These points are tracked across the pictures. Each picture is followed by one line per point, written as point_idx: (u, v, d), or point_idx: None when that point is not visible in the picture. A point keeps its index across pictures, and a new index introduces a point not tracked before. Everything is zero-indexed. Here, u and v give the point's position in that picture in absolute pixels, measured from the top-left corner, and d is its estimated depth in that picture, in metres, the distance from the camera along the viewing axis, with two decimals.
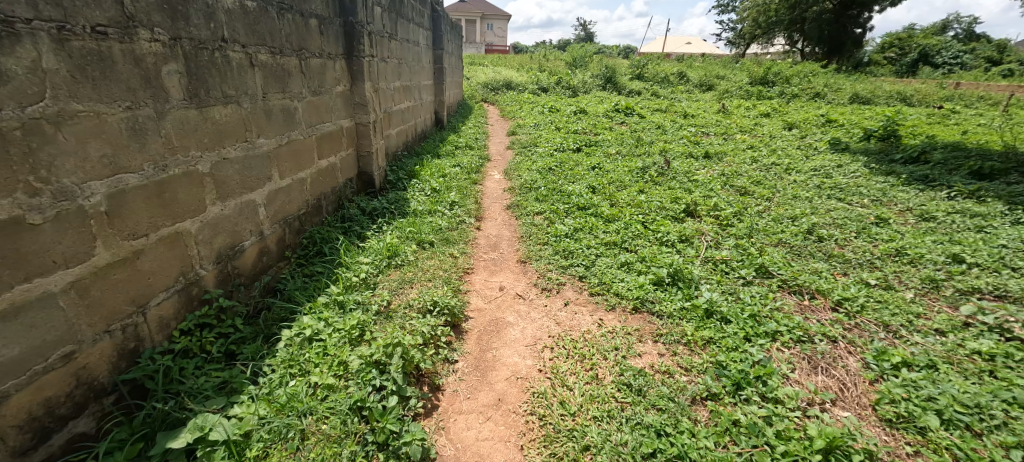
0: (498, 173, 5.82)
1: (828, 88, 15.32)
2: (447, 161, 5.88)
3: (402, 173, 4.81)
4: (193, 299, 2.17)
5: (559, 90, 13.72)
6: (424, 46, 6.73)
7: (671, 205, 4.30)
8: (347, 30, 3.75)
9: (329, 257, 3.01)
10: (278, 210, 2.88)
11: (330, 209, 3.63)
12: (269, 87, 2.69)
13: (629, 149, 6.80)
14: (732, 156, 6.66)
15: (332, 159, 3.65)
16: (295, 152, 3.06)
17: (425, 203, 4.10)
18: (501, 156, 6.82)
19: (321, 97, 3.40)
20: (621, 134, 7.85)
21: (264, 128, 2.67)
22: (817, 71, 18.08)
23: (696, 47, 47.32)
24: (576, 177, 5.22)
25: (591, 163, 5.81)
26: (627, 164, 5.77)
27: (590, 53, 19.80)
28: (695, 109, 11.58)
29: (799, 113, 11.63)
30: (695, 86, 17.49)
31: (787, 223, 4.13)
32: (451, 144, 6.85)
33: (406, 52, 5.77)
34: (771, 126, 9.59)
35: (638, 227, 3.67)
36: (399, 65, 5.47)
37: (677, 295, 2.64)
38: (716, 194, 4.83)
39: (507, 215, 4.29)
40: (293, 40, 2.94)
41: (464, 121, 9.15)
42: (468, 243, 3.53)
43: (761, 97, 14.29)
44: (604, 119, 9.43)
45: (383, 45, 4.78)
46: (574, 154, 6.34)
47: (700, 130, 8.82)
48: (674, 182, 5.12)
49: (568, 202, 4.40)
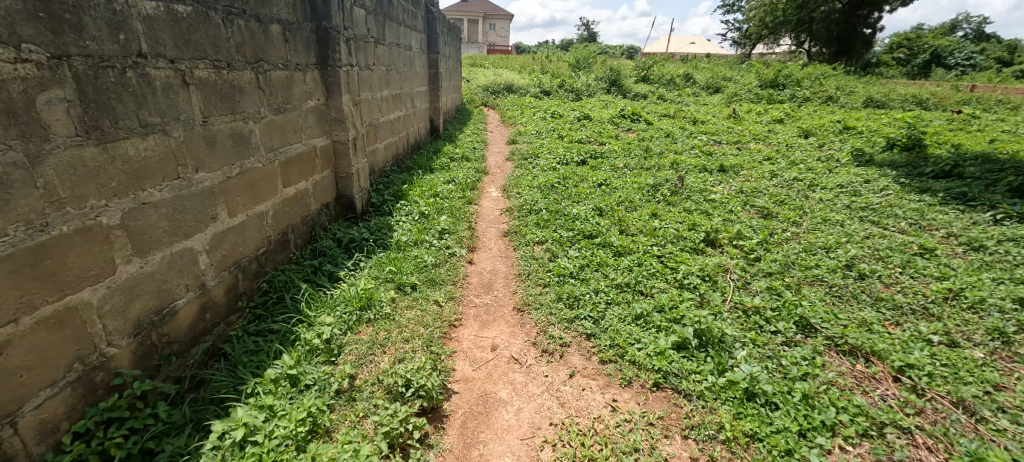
0: (495, 190, 5.33)
1: (840, 91, 14.77)
2: (440, 177, 5.40)
3: (388, 194, 4.34)
4: (97, 387, 1.71)
5: (562, 94, 13.22)
6: (416, 50, 6.26)
7: (688, 233, 3.81)
8: (320, 36, 3.29)
9: (290, 308, 2.54)
10: (227, 255, 2.41)
11: (300, 243, 3.16)
12: (213, 109, 2.23)
13: (638, 162, 6.31)
14: (750, 170, 6.16)
15: (302, 185, 3.19)
16: (251, 183, 2.59)
17: (411, 232, 3.63)
18: (499, 169, 6.33)
19: (286, 115, 2.93)
20: (629, 144, 7.36)
21: (206, 159, 2.20)
22: (828, 72, 17.51)
23: (701, 47, 46.72)
24: (581, 196, 4.74)
25: (598, 178, 5.33)
26: (636, 181, 5.28)
27: (593, 54, 19.29)
28: (704, 114, 11.07)
29: (814, 118, 11.11)
30: (702, 89, 16.96)
31: (821, 255, 3.65)
32: (447, 156, 6.37)
33: (396, 58, 5.30)
34: (786, 134, 9.08)
35: (654, 264, 3.19)
36: (387, 72, 5.00)
37: (708, 366, 2.16)
38: (737, 217, 4.34)
39: (504, 244, 3.81)
40: (247, 51, 2.48)
41: (462, 128, 8.68)
42: (458, 285, 3.05)
43: (772, 100, 13.75)
44: (609, 126, 8.93)
45: (368, 51, 4.31)
46: (578, 168, 5.86)
47: (711, 138, 8.31)
48: (690, 202, 4.64)
49: (572, 228, 3.91)
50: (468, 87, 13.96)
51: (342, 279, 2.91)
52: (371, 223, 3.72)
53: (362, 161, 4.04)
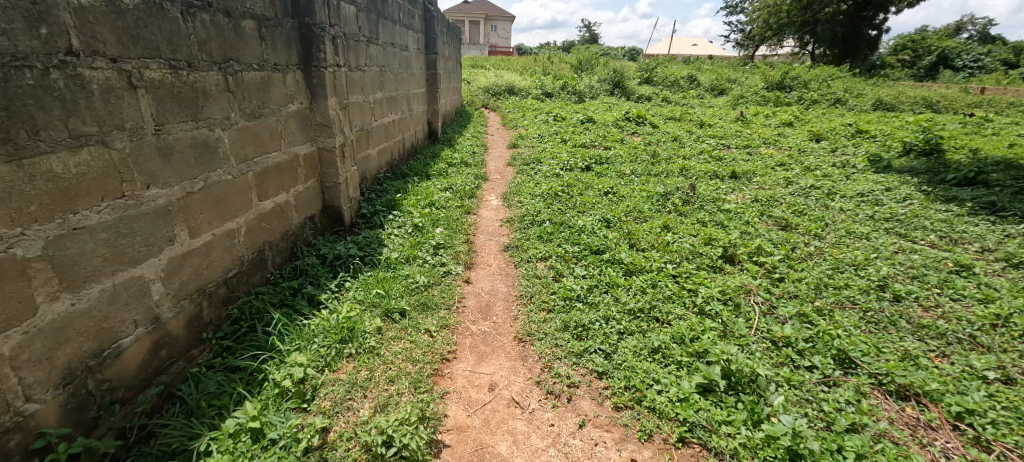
0: (495, 198, 5.03)
1: (848, 93, 14.46)
2: (437, 183, 5.10)
3: (380, 205, 4.05)
4: (12, 453, 1.43)
5: (565, 96, 12.92)
6: (413, 50, 5.97)
7: (704, 247, 3.51)
8: (303, 33, 3.00)
9: (261, 339, 2.25)
10: (189, 281, 2.12)
11: (279, 262, 2.87)
12: (170, 115, 1.95)
13: (645, 168, 6.01)
14: (764, 177, 5.85)
15: (282, 197, 2.90)
16: (219, 198, 2.30)
17: (402, 248, 3.33)
18: (500, 175, 6.03)
19: (262, 120, 2.64)
20: (635, 148, 7.06)
21: (160, 173, 1.91)
22: (835, 74, 17.17)
23: (703, 49, 46.43)
24: (586, 206, 4.44)
25: (603, 186, 5.03)
26: (645, 188, 4.98)
27: (595, 55, 19.00)
28: (711, 117, 10.76)
29: (823, 121, 10.79)
30: (706, 91, 16.66)
31: (850, 274, 3.34)
32: (445, 161, 6.08)
33: (391, 58, 5.01)
34: (797, 137, 8.77)
35: (670, 285, 2.88)
36: (381, 74, 4.71)
37: (741, 415, 1.87)
38: (755, 229, 4.03)
39: (504, 259, 3.50)
40: (214, 49, 2.20)
41: (462, 131, 8.38)
42: (453, 309, 2.75)
43: (779, 103, 13.44)
44: (614, 129, 8.63)
45: (358, 51, 4.01)
46: (583, 174, 5.55)
47: (720, 142, 8.01)
48: (703, 213, 4.33)
49: (578, 242, 3.61)
50: (469, 89, 13.67)
51: (324, 303, 2.61)
52: (360, 237, 3.42)
53: (352, 168, 3.75)
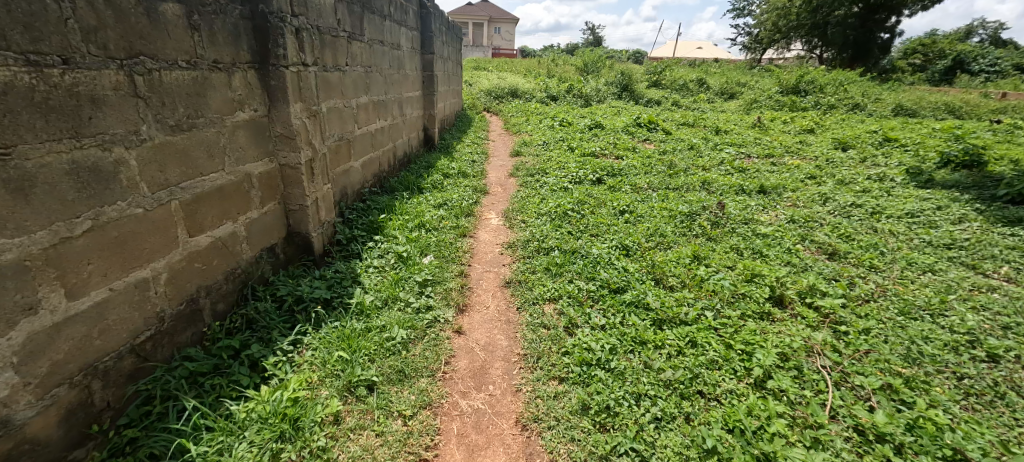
0: (496, 216, 4.43)
1: (867, 98, 13.81)
2: (429, 199, 4.51)
3: (359, 228, 3.45)
4: None
5: (570, 99, 12.34)
6: (407, 49, 5.39)
7: (747, 286, 2.90)
8: (257, 24, 2.41)
9: (173, 434, 1.67)
10: (67, 358, 1.55)
11: (220, 310, 2.29)
12: (26, 132, 1.39)
13: (662, 180, 5.41)
14: (795, 192, 5.24)
15: (227, 229, 2.32)
16: (121, 239, 1.72)
17: (380, 286, 2.73)
18: (502, 188, 5.43)
19: (195, 133, 2.06)
20: (648, 158, 6.46)
21: (8, 215, 1.36)
22: (850, 78, 16.53)
23: (709, 52, 45.86)
24: (600, 228, 3.84)
25: (617, 203, 4.44)
26: (666, 207, 4.38)
27: (601, 57, 18.43)
28: (725, 123, 10.14)
29: (844, 128, 10.17)
30: (717, 95, 16.05)
31: (927, 322, 2.73)
32: (441, 172, 5.49)
33: (379, 58, 4.43)
34: (821, 146, 8.15)
35: (714, 344, 2.28)
36: (366, 75, 4.12)
37: None
38: (801, 260, 3.42)
39: (505, 299, 2.90)
40: (110, 39, 1.62)
41: (462, 137, 7.80)
42: (438, 375, 2.15)
43: (794, 108, 12.82)
44: (624, 136, 8.03)
45: (336, 48, 3.42)
46: (594, 188, 4.94)
47: (740, 151, 7.40)
48: (736, 238, 3.72)
49: (594, 277, 3.01)
50: (470, 92, 13.10)
51: (269, 372, 2.02)
52: (330, 271, 2.84)
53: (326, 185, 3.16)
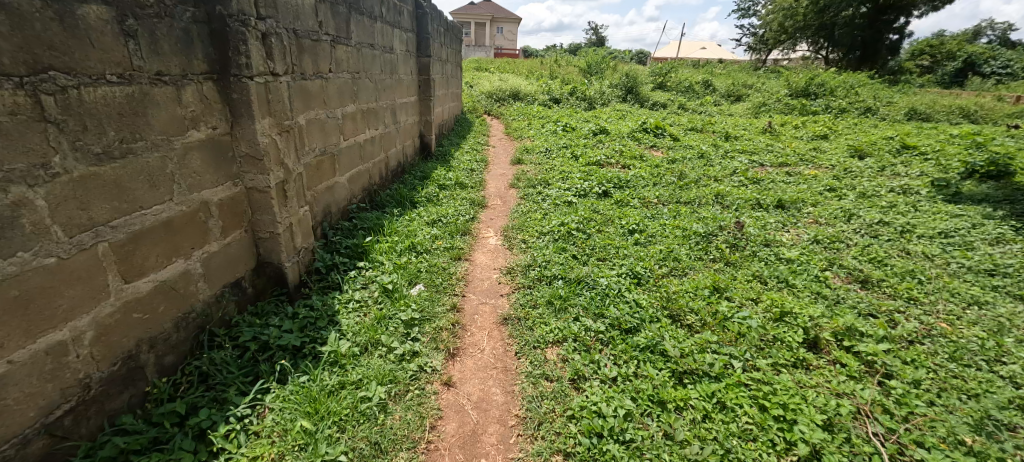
0: (495, 234, 4.09)
1: (878, 102, 13.41)
2: (423, 215, 4.17)
3: (342, 253, 3.13)
4: None
5: (574, 102, 11.98)
6: (401, 52, 5.05)
7: (776, 326, 2.56)
8: (214, 29, 2.08)
9: None
10: None
11: (167, 364, 1.96)
12: None
13: (673, 193, 5.06)
14: (816, 208, 4.88)
15: (177, 267, 2.00)
16: (26, 299, 1.41)
17: (359, 327, 2.40)
18: (501, 200, 5.09)
19: (131, 161, 1.74)
20: (657, 167, 6.11)
21: None
22: (860, 80, 16.12)
23: (713, 53, 45.41)
24: (608, 252, 3.50)
25: (626, 220, 4.10)
26: (679, 225, 4.03)
27: (605, 59, 18.05)
28: (735, 128, 9.77)
29: (858, 134, 9.79)
30: (723, 97, 15.67)
31: (984, 372, 2.38)
32: (437, 183, 5.16)
33: (368, 63, 4.09)
34: (836, 153, 7.78)
35: (747, 408, 1.95)
36: (353, 81, 3.78)
37: None
38: (832, 291, 3.07)
39: (502, 339, 2.56)
40: (2, 51, 1.32)
41: (461, 143, 7.45)
42: (422, 448, 1.83)
43: (805, 111, 12.43)
44: (630, 142, 7.67)
45: (316, 54, 3.09)
46: (600, 203, 4.60)
47: (752, 159, 7.03)
48: (758, 264, 3.38)
49: (602, 313, 2.67)
50: (471, 94, 12.75)
51: (218, 446, 1.70)
52: (304, 309, 2.51)
53: (304, 207, 2.83)
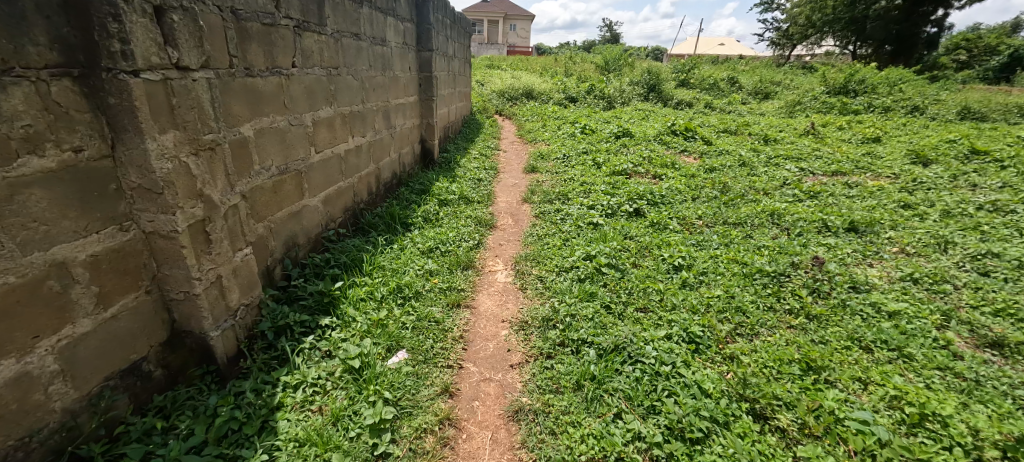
0: (505, 267, 3.32)
1: (925, 100, 12.24)
2: (417, 242, 3.42)
3: (303, 303, 2.39)
4: None
5: (592, 100, 11.13)
6: (396, 45, 4.29)
7: (916, 439, 1.74)
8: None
9: None
10: None
11: None
12: None
13: (718, 212, 4.22)
14: (898, 232, 3.99)
15: (1, 372, 1.28)
16: None
17: (303, 437, 1.66)
18: (513, 218, 4.31)
19: None
20: (693, 178, 5.26)
21: None
22: (902, 75, 14.87)
23: (733, 49, 43.91)
24: (650, 299, 2.70)
25: (668, 251, 3.29)
26: (736, 260, 3.20)
27: (623, 55, 17.12)
28: (772, 130, 8.84)
29: (911, 136, 8.76)
30: (751, 95, 14.65)
31: None
32: (438, 198, 4.40)
33: (352, 56, 3.33)
34: (895, 160, 6.81)
35: None
36: (330, 78, 3.02)
37: None
38: (968, 366, 2.22)
39: (513, 450, 1.78)
40: None
41: (469, 148, 6.69)
42: None
43: (845, 111, 11.37)
44: (658, 147, 6.81)
45: (269, 42, 2.34)
46: (632, 225, 3.79)
47: (801, 167, 6.13)
48: (853, 321, 2.54)
49: (655, 410, 1.87)
50: (482, 93, 11.99)
51: None
52: (231, 401, 1.77)
53: (247, 248, 2.09)
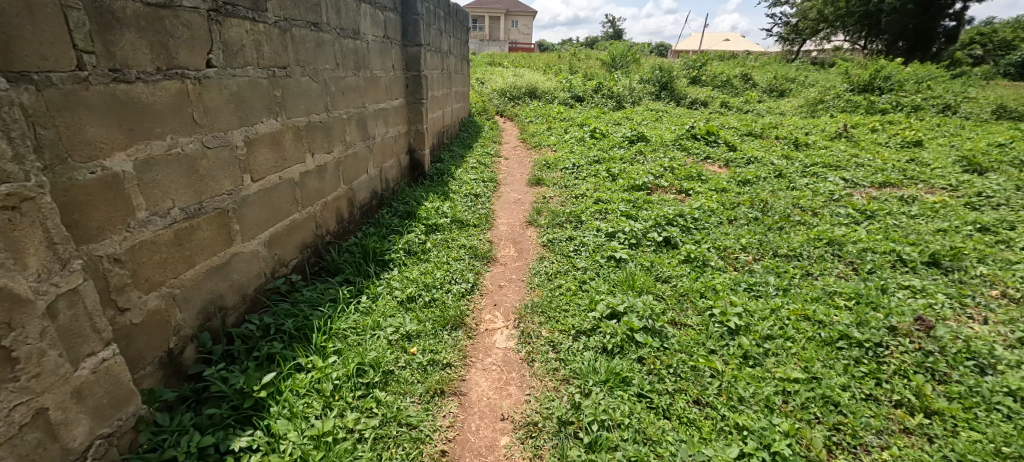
0: (506, 324, 2.57)
1: (957, 98, 11.39)
2: (395, 289, 2.68)
3: (216, 406, 1.66)
4: None
5: (599, 100, 10.36)
6: (373, 38, 3.53)
7: None
8: None
9: None
10: None
11: None
12: None
13: (765, 241, 3.48)
14: (990, 267, 3.22)
15: None
16: None
17: None
18: (515, 248, 3.55)
19: None
20: (726, 194, 4.49)
21: None
22: (927, 70, 13.99)
23: (739, 45, 42.94)
24: (705, 388, 1.95)
25: (718, 302, 2.54)
26: (809, 317, 2.44)
27: (630, 50, 16.30)
28: (799, 132, 8.05)
29: (952, 139, 7.97)
30: (766, 93, 13.84)
31: None
32: (427, 222, 3.66)
33: (309, 52, 2.58)
34: (946, 168, 6.02)
35: None
36: (275, 80, 2.28)
37: None
38: None
39: None
40: None
41: (466, 155, 5.96)
42: None
43: (871, 110, 10.57)
44: (678, 154, 6.06)
45: (160, 31, 1.61)
46: (664, 261, 3.05)
47: (844, 178, 5.36)
48: (995, 426, 1.79)
49: None
50: (483, 92, 11.23)
51: None
52: None
53: (110, 347, 1.34)
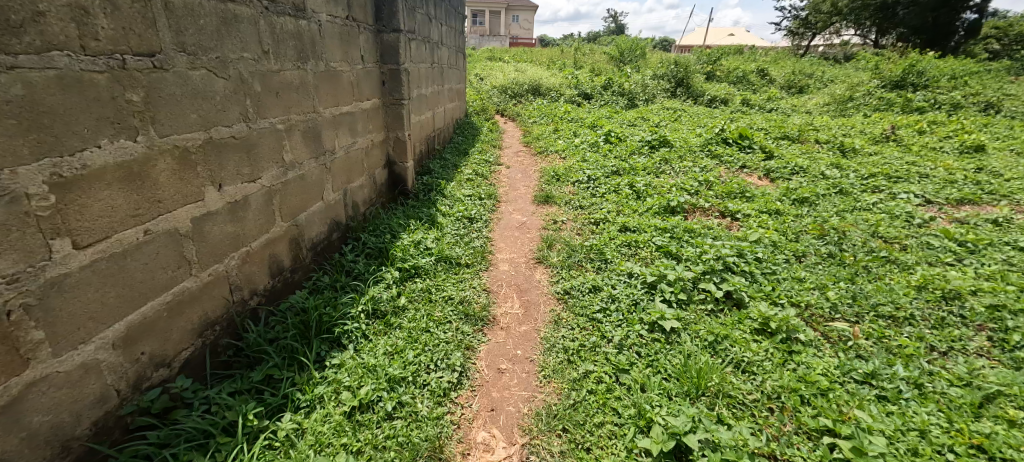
0: (509, 453, 1.69)
1: (999, 94, 10.41)
2: (344, 391, 1.80)
3: None
4: None
5: (609, 97, 9.43)
6: (330, 18, 2.62)
7: None
8: None
9: None
10: None
11: None
12: None
13: (859, 293, 2.57)
14: None
15: None
16: None
17: None
18: (522, 301, 2.65)
19: None
20: (783, 218, 3.59)
21: None
22: (958, 65, 13.00)
23: (746, 39, 41.79)
24: None
25: (838, 422, 1.65)
26: (986, 450, 1.57)
27: (638, 44, 15.32)
28: (837, 135, 7.13)
29: (1012, 141, 7.01)
30: (786, 90, 12.89)
31: None
32: (403, 263, 2.75)
33: (206, 31, 1.68)
34: None
35: None
36: (129, 76, 1.39)
37: None
38: None
39: None
40: None
41: (461, 164, 5.05)
42: None
43: (906, 108, 9.63)
44: (710, 163, 5.15)
45: None
46: (732, 332, 2.16)
47: (914, 194, 4.45)
48: None
49: None
50: (482, 89, 10.31)
51: None
52: None
53: None
